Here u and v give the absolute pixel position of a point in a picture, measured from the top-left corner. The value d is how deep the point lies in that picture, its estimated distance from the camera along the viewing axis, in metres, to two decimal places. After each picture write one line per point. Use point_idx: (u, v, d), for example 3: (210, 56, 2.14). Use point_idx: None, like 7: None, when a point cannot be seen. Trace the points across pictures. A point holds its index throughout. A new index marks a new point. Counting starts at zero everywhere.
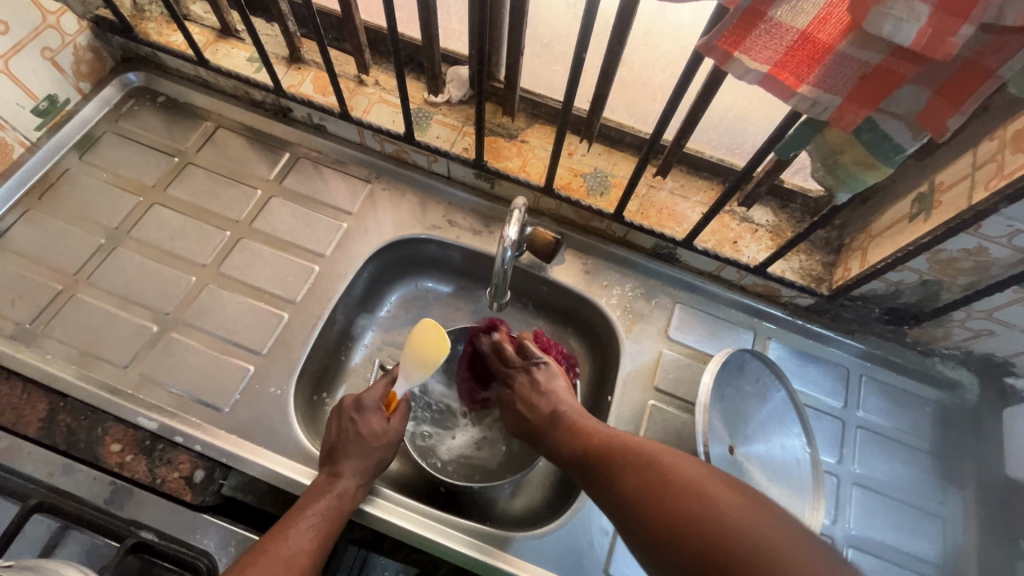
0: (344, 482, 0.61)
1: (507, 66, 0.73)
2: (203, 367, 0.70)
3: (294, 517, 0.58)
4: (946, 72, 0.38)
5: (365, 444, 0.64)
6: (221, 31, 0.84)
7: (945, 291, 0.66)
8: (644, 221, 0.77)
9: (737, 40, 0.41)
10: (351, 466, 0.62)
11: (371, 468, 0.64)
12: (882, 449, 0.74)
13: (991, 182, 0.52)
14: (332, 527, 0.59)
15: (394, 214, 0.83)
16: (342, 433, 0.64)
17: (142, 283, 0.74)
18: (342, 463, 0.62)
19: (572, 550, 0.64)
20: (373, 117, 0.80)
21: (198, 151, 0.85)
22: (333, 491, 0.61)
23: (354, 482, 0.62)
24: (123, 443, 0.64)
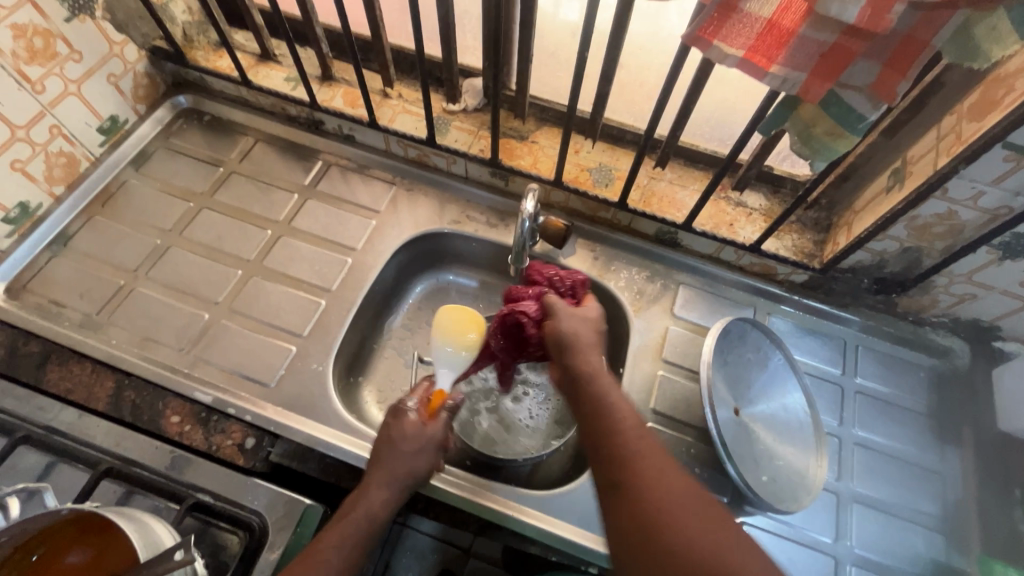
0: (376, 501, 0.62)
1: (518, 74, 0.81)
2: (250, 349, 0.77)
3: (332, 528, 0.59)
4: (889, 44, 0.46)
5: (396, 461, 0.64)
6: (261, 56, 0.94)
7: (926, 257, 0.71)
8: (646, 208, 0.84)
9: (715, 30, 0.49)
10: (384, 486, 0.62)
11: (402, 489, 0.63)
12: (881, 412, 0.79)
13: (952, 148, 0.59)
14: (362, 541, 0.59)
15: (417, 211, 0.91)
16: (383, 441, 0.66)
17: (193, 277, 0.82)
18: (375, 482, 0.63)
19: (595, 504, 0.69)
20: (398, 125, 0.89)
21: (240, 162, 0.94)
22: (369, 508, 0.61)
23: (382, 499, 0.62)
24: (182, 415, 0.71)
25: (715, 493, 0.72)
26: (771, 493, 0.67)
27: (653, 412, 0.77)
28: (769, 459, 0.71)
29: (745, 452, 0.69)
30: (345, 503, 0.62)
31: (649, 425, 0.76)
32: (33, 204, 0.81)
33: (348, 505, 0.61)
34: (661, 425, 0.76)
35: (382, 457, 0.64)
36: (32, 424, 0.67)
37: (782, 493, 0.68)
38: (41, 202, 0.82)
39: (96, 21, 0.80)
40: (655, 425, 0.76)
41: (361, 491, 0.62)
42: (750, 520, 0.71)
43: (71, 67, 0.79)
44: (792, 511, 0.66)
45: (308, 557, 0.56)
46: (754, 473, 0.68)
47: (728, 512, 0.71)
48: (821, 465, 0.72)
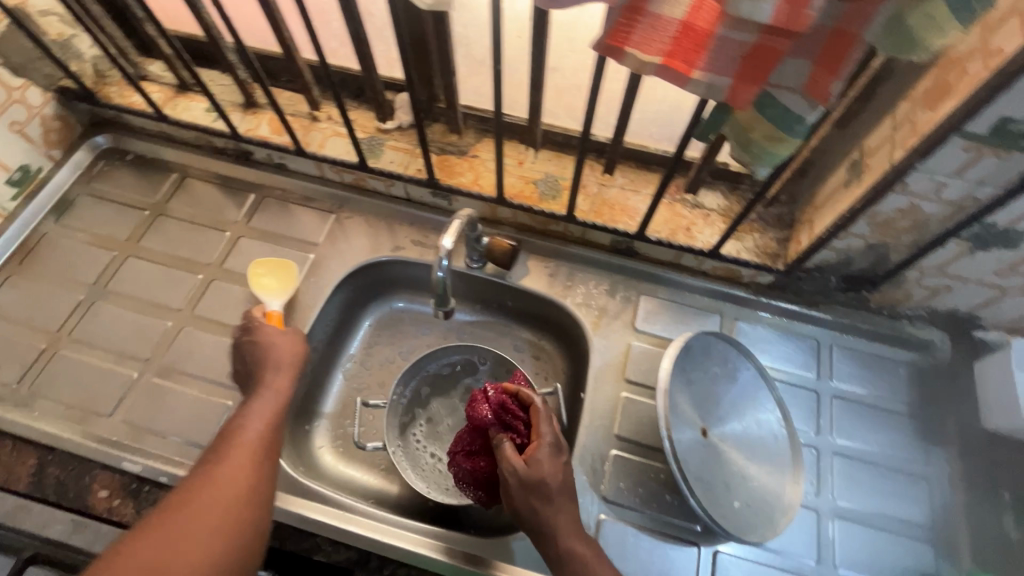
0: (252, 425, 0.57)
1: (446, 87, 0.75)
2: (185, 407, 0.72)
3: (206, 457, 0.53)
4: (818, 41, 0.41)
5: (271, 391, 0.61)
6: (179, 87, 0.88)
7: (893, 252, 0.66)
8: (597, 219, 0.79)
9: (625, 36, 0.44)
10: (262, 408, 0.59)
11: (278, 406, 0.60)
12: (860, 416, 0.74)
13: (907, 140, 0.53)
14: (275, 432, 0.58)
15: (359, 240, 0.85)
16: (250, 382, 0.64)
17: (122, 334, 0.77)
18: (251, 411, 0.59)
19: None
20: (328, 151, 0.84)
21: (168, 202, 0.88)
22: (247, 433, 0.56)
23: (285, 384, 0.63)
24: (110, 488, 0.66)
25: (687, 521, 0.68)
26: (739, 523, 0.63)
27: (617, 438, 0.72)
28: (741, 482, 0.66)
29: (713, 479, 0.65)
30: (212, 444, 0.55)
31: (614, 453, 0.71)
32: None
33: (220, 440, 0.55)
34: (627, 452, 0.71)
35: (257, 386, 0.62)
36: None
37: (753, 520, 0.64)
38: None
39: None
40: (620, 453, 0.71)
41: (236, 419, 0.58)
42: (734, 550, 0.66)
43: None
44: (762, 540, 0.63)
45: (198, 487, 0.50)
46: (723, 500, 0.64)
47: (701, 542, 0.67)
48: (796, 482, 0.68)
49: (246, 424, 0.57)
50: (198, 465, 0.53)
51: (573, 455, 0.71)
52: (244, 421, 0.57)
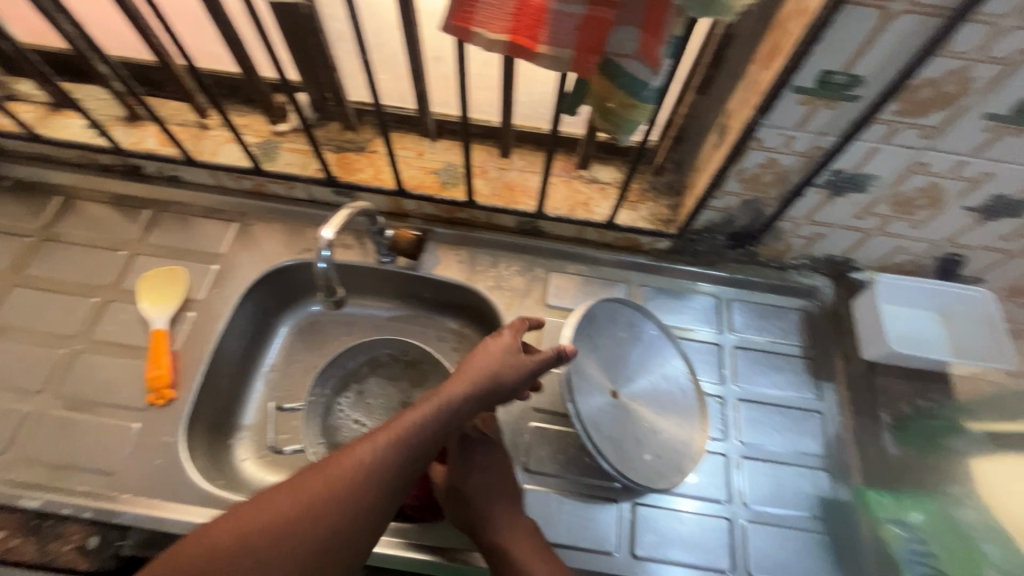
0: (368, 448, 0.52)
1: (333, 83, 0.75)
2: (85, 436, 0.69)
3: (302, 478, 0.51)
4: (641, 9, 0.44)
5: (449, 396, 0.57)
6: (54, 104, 0.84)
7: (767, 206, 0.72)
8: (499, 202, 0.81)
9: (470, 16, 0.46)
10: (418, 422, 0.54)
11: (438, 421, 0.56)
12: (759, 363, 0.80)
13: (753, 99, 0.58)
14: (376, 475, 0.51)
15: (264, 246, 0.84)
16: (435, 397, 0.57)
17: (9, 369, 0.73)
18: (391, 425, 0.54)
19: None
20: (222, 158, 0.82)
21: (53, 226, 0.84)
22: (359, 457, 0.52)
23: (469, 407, 0.58)
24: (8, 528, 0.63)
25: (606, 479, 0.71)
26: (649, 472, 0.67)
27: (536, 410, 0.74)
28: (651, 435, 0.70)
29: (623, 437, 0.68)
30: (301, 476, 0.51)
31: (533, 425, 0.74)
32: None
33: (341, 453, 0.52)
34: (546, 423, 0.74)
35: (440, 387, 0.58)
36: None
37: (664, 467, 0.69)
38: None
39: None
40: (539, 424, 0.74)
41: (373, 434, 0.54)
42: (699, 509, 0.70)
43: None
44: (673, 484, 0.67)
45: (254, 515, 0.48)
46: (634, 452, 0.68)
47: (620, 498, 0.70)
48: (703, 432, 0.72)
49: (367, 444, 0.53)
50: (314, 487, 0.50)
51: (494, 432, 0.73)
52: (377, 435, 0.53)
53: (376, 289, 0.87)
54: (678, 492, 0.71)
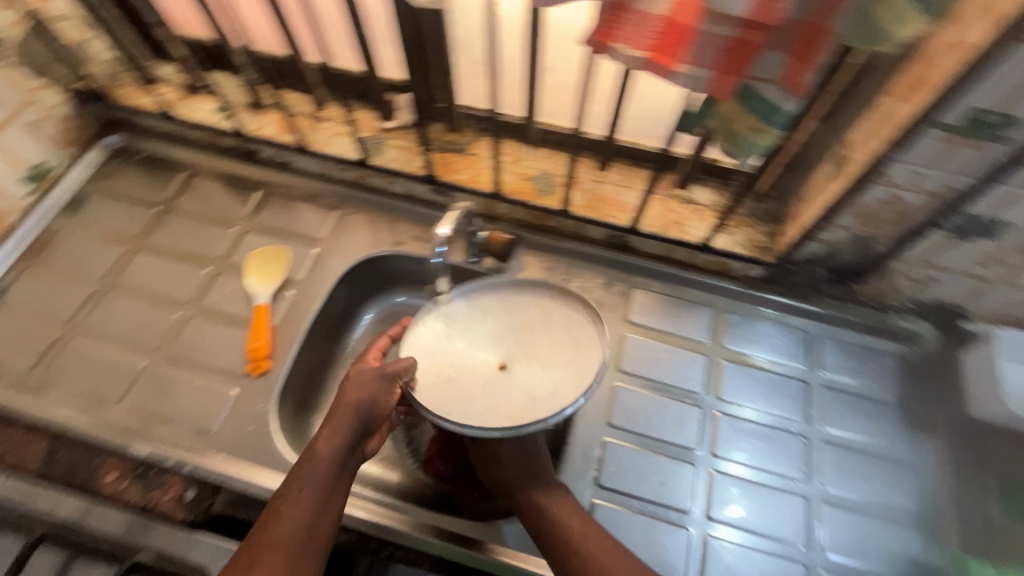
0: (299, 507, 0.55)
1: (447, 86, 0.78)
2: (192, 394, 0.75)
3: (258, 536, 0.53)
4: (793, 34, 0.43)
5: (318, 463, 0.58)
6: (189, 88, 0.91)
7: (878, 244, 0.69)
8: (592, 214, 0.81)
9: (613, 31, 0.46)
10: (302, 492, 0.56)
11: (328, 480, 0.57)
12: (849, 406, 0.76)
13: (886, 132, 0.55)
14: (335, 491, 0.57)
15: (361, 235, 0.88)
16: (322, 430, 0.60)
17: (131, 325, 0.80)
18: (302, 488, 0.56)
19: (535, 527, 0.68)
20: (332, 149, 0.86)
21: (176, 199, 0.91)
22: (298, 517, 0.55)
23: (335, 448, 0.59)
24: (119, 471, 0.68)
25: (679, 504, 0.70)
26: (538, 405, 0.61)
27: (611, 425, 0.74)
28: None
29: (476, 390, 0.64)
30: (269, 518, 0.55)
31: (607, 440, 0.73)
32: None
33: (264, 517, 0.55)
34: (620, 439, 0.73)
35: (310, 450, 0.59)
36: None
37: (563, 385, 0.63)
38: None
39: (7, 69, 0.77)
40: (613, 440, 0.73)
41: (276, 501, 0.56)
42: (769, 548, 0.67)
43: None
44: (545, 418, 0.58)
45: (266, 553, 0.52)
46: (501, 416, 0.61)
47: (692, 525, 0.68)
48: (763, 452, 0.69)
49: (289, 507, 0.55)
50: (285, 546, 0.53)
51: (568, 441, 0.73)
52: (286, 504, 0.55)
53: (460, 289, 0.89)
54: (743, 527, 0.68)
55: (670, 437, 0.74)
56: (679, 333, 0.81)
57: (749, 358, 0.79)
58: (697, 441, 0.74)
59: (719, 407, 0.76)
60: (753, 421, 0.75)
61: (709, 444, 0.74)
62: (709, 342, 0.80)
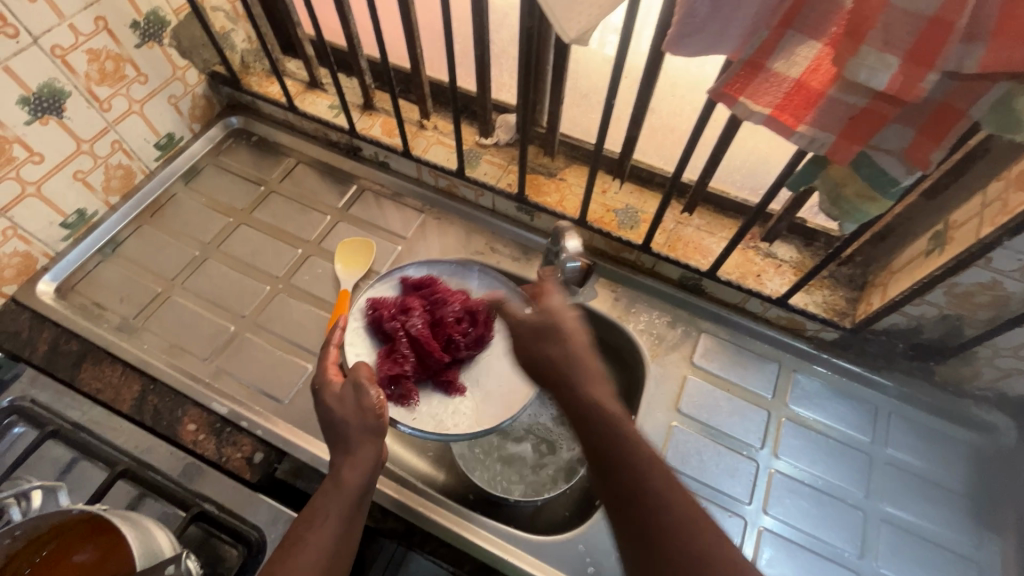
0: (322, 534, 0.55)
1: (550, 113, 0.82)
2: (270, 362, 0.81)
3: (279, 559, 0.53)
4: (924, 112, 0.44)
5: (343, 491, 0.57)
6: (309, 84, 0.99)
7: (968, 326, 0.67)
8: (671, 253, 0.82)
9: (741, 87, 0.48)
10: (324, 519, 0.55)
11: (351, 506, 0.57)
12: (913, 489, 0.73)
13: (996, 217, 0.55)
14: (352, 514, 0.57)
15: (443, 240, 0.92)
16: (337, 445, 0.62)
17: (226, 290, 0.87)
18: (325, 515, 0.56)
19: (579, 551, 0.68)
20: (430, 156, 0.92)
21: (280, 182, 0.98)
22: (320, 544, 0.54)
23: (358, 469, 0.59)
24: (198, 423, 0.73)
25: None
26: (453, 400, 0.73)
27: None
28: None
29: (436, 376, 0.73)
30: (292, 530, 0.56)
31: None
32: (89, 211, 0.87)
33: (283, 546, 0.54)
34: None
35: (337, 477, 0.59)
36: (61, 419, 0.71)
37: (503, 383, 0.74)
38: (97, 210, 0.89)
39: (162, 47, 0.87)
40: None
41: (302, 525, 0.56)
42: None
43: (137, 88, 0.85)
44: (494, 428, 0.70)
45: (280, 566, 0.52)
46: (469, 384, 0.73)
47: None
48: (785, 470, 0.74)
49: (312, 536, 0.54)
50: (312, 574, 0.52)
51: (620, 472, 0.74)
52: (309, 532, 0.55)
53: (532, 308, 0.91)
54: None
55: (720, 486, 0.74)
56: (742, 384, 0.81)
57: (811, 421, 0.78)
58: (748, 495, 0.73)
59: (775, 465, 0.75)
60: (809, 485, 0.74)
61: (760, 500, 0.73)
62: (772, 398, 0.79)
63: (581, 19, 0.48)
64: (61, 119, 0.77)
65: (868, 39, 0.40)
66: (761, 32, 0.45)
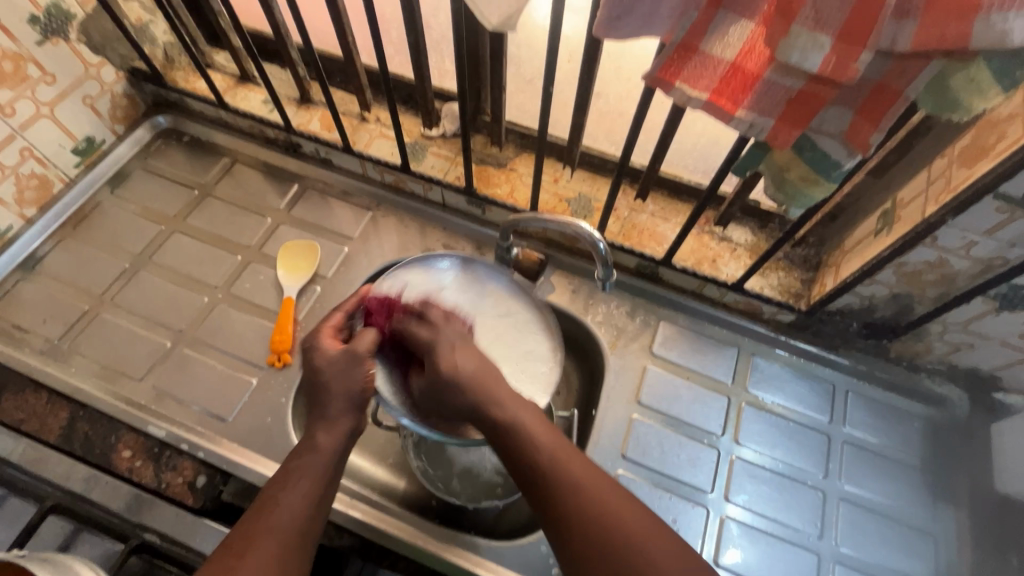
0: (296, 499, 0.51)
1: (494, 101, 0.79)
2: (211, 379, 0.76)
3: (253, 532, 0.49)
4: (861, 93, 0.42)
5: (319, 457, 0.53)
6: (240, 78, 0.93)
7: (917, 304, 0.67)
8: (625, 242, 0.80)
9: (675, 71, 0.45)
10: (300, 483, 0.52)
11: (327, 474, 0.53)
12: (871, 466, 0.74)
13: (940, 196, 0.54)
14: (329, 483, 0.53)
15: (392, 238, 0.88)
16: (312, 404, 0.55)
17: (161, 305, 0.82)
18: (298, 478, 0.52)
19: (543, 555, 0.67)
20: (374, 150, 0.87)
21: (216, 184, 0.93)
22: (297, 509, 0.50)
23: (340, 430, 0.54)
24: (134, 449, 0.69)
25: None
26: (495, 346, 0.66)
27: (625, 458, 0.74)
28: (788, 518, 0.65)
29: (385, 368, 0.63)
30: (255, 505, 0.51)
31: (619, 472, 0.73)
32: (2, 226, 0.81)
33: (255, 515, 0.50)
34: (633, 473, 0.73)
35: (311, 441, 0.54)
36: None
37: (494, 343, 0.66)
38: (12, 224, 0.82)
39: (70, 44, 0.79)
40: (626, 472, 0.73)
41: (277, 493, 0.51)
42: None
43: (44, 89, 0.78)
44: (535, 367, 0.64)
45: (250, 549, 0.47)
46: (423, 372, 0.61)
47: None
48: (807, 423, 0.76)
49: (288, 497, 0.51)
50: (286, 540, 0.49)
51: None
52: (281, 497, 0.51)
53: None
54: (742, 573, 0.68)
55: (683, 476, 0.73)
56: (702, 371, 0.80)
57: (770, 404, 0.78)
58: (710, 483, 0.73)
59: (736, 452, 0.75)
60: (770, 470, 0.74)
61: (722, 488, 0.72)
62: (732, 384, 0.79)
63: (501, 4, 0.44)
64: None
65: (798, 17, 0.37)
66: (691, 12, 0.42)
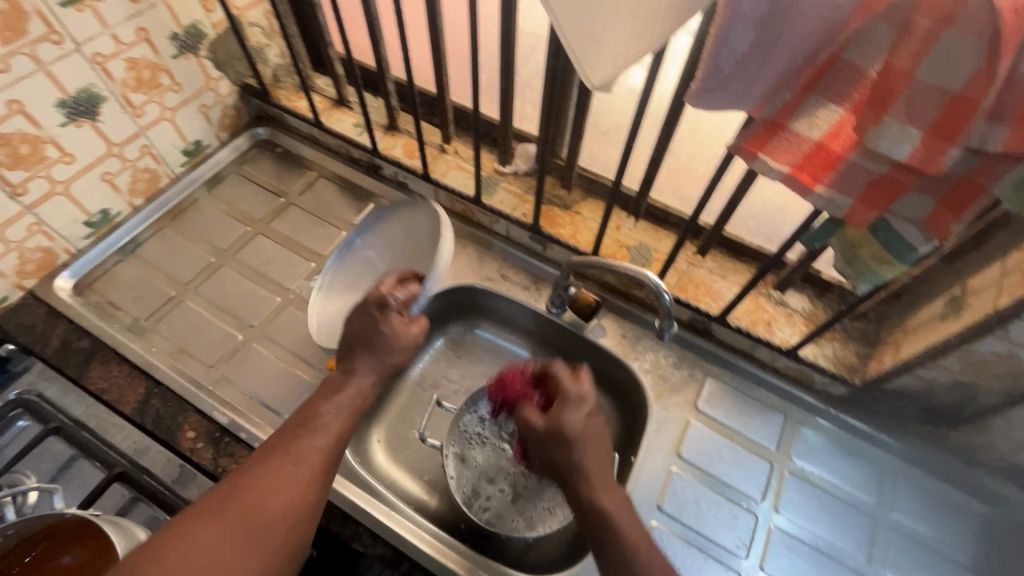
0: (284, 474, 0.55)
1: (570, 146, 0.83)
2: (272, 374, 0.81)
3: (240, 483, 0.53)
4: (945, 185, 0.44)
5: (309, 437, 0.58)
6: (336, 101, 1.01)
7: (982, 395, 0.65)
8: (681, 294, 0.82)
9: (761, 143, 0.48)
10: (288, 459, 0.56)
11: (315, 459, 0.57)
12: (916, 556, 0.71)
13: (1014, 289, 0.54)
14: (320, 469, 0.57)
15: (454, 263, 0.93)
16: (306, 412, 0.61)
17: (236, 299, 0.88)
18: (288, 454, 0.56)
19: None
20: (449, 180, 0.93)
21: (300, 195, 1.00)
22: (286, 482, 0.54)
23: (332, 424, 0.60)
24: (197, 431, 0.73)
25: None
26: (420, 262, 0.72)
27: (659, 510, 0.73)
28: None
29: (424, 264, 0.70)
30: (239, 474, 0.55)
31: (652, 523, 0.72)
32: (113, 211, 0.89)
33: (239, 479, 0.54)
34: (666, 526, 0.72)
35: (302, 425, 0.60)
36: (63, 416, 0.72)
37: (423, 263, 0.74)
38: (121, 210, 0.91)
39: (199, 59, 0.89)
40: (659, 525, 0.72)
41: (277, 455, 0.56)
42: None
43: (170, 96, 0.88)
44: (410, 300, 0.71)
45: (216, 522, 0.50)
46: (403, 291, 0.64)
47: None
48: (852, 502, 0.74)
49: (281, 468, 0.55)
50: (261, 503, 0.52)
51: None
52: (274, 465, 0.55)
53: (548, 338, 0.91)
54: None
55: (717, 537, 0.72)
56: (746, 433, 0.79)
57: (815, 477, 0.76)
58: (745, 550, 0.71)
59: (774, 520, 0.73)
60: (808, 544, 0.72)
61: (757, 555, 0.71)
62: (775, 450, 0.78)
63: (606, 68, 0.48)
64: (95, 122, 0.79)
65: (891, 111, 0.40)
66: (783, 94, 0.44)
